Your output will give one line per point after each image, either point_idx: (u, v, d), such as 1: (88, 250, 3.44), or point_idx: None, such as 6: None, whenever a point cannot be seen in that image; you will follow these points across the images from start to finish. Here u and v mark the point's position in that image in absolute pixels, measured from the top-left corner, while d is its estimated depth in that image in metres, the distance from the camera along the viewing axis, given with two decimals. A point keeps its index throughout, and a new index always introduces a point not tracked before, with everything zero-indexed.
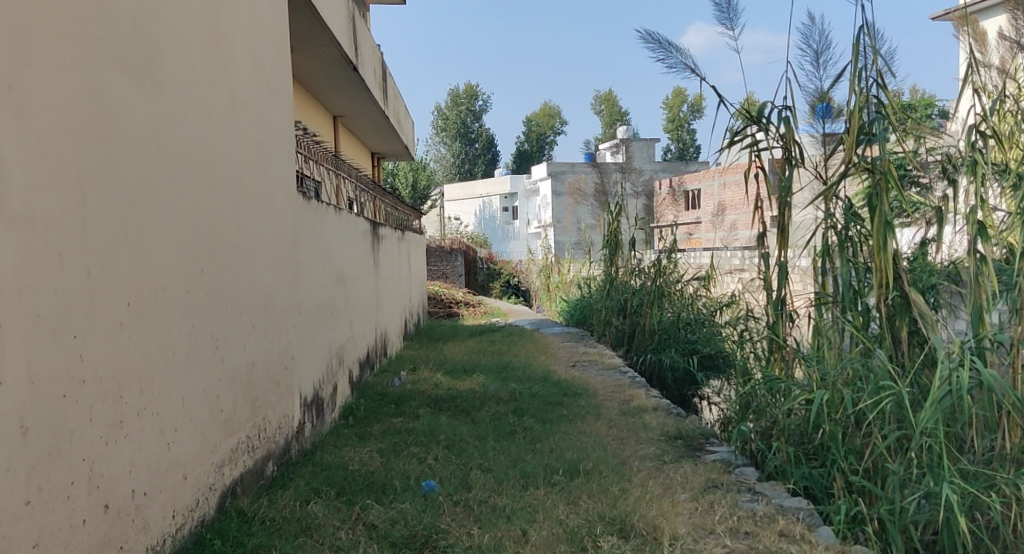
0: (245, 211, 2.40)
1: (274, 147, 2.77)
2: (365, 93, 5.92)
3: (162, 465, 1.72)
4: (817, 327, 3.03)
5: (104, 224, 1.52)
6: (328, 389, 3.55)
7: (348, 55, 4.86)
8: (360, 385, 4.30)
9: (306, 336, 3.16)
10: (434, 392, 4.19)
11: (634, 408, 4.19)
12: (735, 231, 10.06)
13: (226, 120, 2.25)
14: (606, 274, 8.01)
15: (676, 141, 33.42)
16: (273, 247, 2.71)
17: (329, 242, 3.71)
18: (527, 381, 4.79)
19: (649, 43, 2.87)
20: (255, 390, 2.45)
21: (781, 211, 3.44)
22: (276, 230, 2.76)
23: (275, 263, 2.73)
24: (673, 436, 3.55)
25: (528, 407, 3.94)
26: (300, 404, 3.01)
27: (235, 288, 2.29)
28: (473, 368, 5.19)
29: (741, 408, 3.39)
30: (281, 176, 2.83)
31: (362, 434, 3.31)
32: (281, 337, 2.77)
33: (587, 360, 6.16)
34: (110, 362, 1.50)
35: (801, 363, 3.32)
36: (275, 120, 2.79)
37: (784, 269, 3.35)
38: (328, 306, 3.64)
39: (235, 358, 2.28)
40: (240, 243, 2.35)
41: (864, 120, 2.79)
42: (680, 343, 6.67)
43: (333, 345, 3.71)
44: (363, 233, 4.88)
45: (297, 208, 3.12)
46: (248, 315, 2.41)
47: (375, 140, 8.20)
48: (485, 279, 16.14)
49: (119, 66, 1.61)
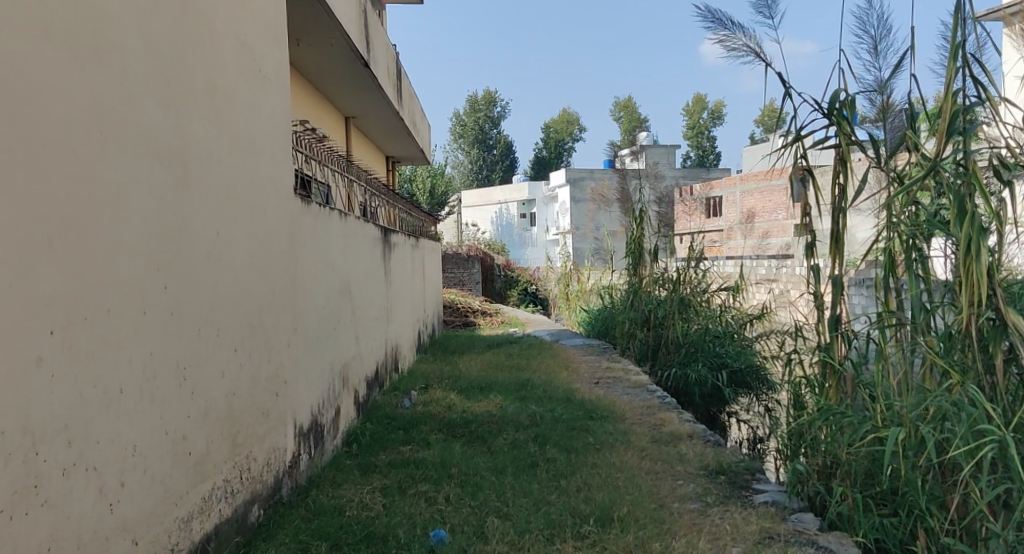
0: (225, 215, 2.06)
1: (266, 142, 2.43)
2: (378, 91, 5.58)
3: (102, 533, 1.38)
4: (880, 351, 2.64)
5: (15, 234, 1.18)
6: (329, 413, 3.19)
7: (358, 49, 4.52)
8: (366, 406, 3.95)
9: (302, 356, 2.81)
10: (446, 415, 3.82)
11: (667, 435, 3.81)
12: (766, 239, 9.53)
13: (203, 107, 1.91)
14: (629, 284, 7.50)
15: (698, 149, 32.80)
16: (262, 256, 2.36)
17: (332, 251, 3.36)
18: (548, 402, 4.40)
19: (705, 18, 2.49)
20: (236, 424, 2.10)
21: (836, 219, 3.04)
22: (267, 237, 2.41)
23: (265, 275, 2.38)
24: (714, 471, 3.16)
25: (550, 434, 3.56)
26: (294, 433, 2.66)
27: (210, 305, 1.94)
28: (489, 386, 4.82)
29: (792, 442, 2.98)
30: (273, 175, 2.48)
31: (366, 466, 2.96)
32: (270, 360, 2.41)
33: (611, 378, 5.73)
34: (15, 408, 1.17)
35: (860, 391, 2.92)
36: (268, 111, 2.45)
37: (838, 284, 2.95)
38: (330, 322, 3.29)
39: (211, 389, 1.93)
40: (219, 252, 2.01)
41: (959, 106, 2.39)
42: (707, 357, 6.31)
43: (335, 364, 3.36)
44: (372, 240, 4.53)
45: (294, 212, 2.77)
46: (228, 336, 2.06)
47: (390, 143, 7.88)
48: (503, 286, 15.75)
49: (47, 35, 1.28)
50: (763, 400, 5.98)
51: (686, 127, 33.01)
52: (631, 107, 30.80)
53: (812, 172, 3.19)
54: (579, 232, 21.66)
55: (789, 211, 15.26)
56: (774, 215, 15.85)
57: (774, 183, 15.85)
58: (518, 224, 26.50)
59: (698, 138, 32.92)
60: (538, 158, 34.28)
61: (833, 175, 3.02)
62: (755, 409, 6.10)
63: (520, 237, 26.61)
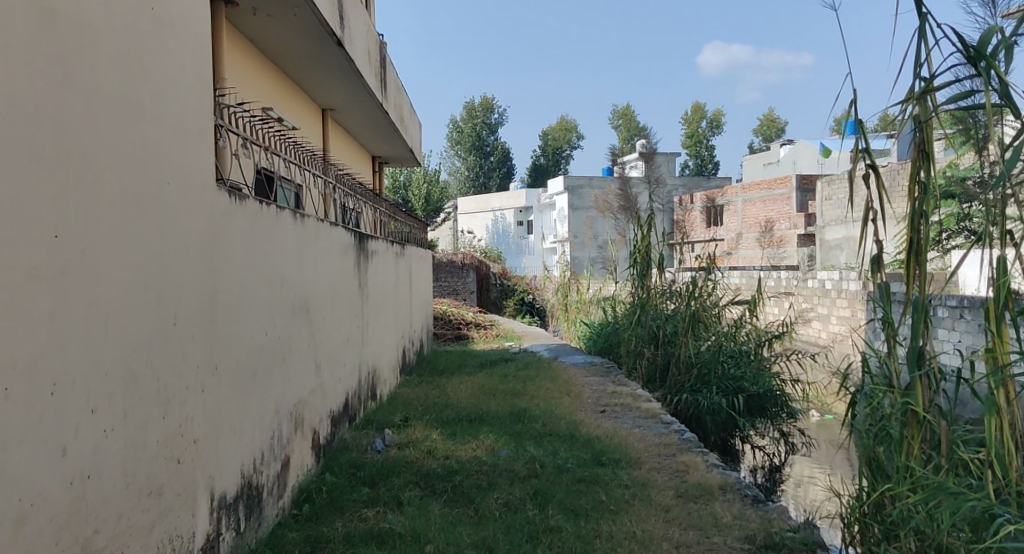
0: (79, 214, 1.37)
1: (164, 108, 1.74)
2: (357, 77, 4.87)
3: None
4: (993, 403, 1.96)
5: None
6: (271, 469, 2.50)
7: (330, 21, 3.82)
8: (329, 449, 3.26)
9: (226, 402, 2.10)
10: (426, 462, 3.13)
11: (694, 487, 3.14)
12: (771, 226, 9.21)
13: (25, 42, 1.23)
14: (635, 296, 6.68)
15: (698, 157, 32.31)
16: (155, 272, 1.67)
17: (281, 261, 2.68)
18: (548, 441, 3.72)
19: None
20: (94, 521, 1.40)
21: (914, 226, 2.39)
22: (166, 243, 1.73)
23: (160, 295, 1.69)
24: (762, 546, 2.48)
25: (552, 488, 2.88)
26: (210, 509, 1.95)
27: (38, 346, 1.25)
28: (480, 418, 4.13)
29: (872, 513, 2.40)
30: (176, 161, 1.79)
31: (315, 546, 2.28)
32: (166, 417, 1.72)
33: (619, 405, 5.03)
34: None
35: (960, 448, 2.24)
36: (170, 70, 1.76)
37: (920, 308, 2.28)
38: (276, 352, 2.62)
39: (40, 481, 1.24)
40: (61, 268, 1.32)
41: None
42: (721, 379, 5.75)
43: (284, 403, 2.68)
44: (343, 249, 3.85)
45: (220, 210, 2.09)
46: (78, 392, 1.36)
47: (374, 139, 7.16)
48: (499, 295, 15.06)
49: None
50: (778, 425, 5.74)
51: (686, 136, 32.57)
52: (630, 116, 30.34)
53: (879, 167, 2.52)
54: (577, 240, 21.06)
55: (792, 220, 14.73)
56: (777, 224, 15.28)
57: (777, 191, 15.36)
58: (515, 231, 25.85)
59: (696, 146, 32.44)
60: (536, 165, 33.72)
61: (912, 168, 2.35)
62: (770, 434, 5.85)
63: (517, 245, 25.96)
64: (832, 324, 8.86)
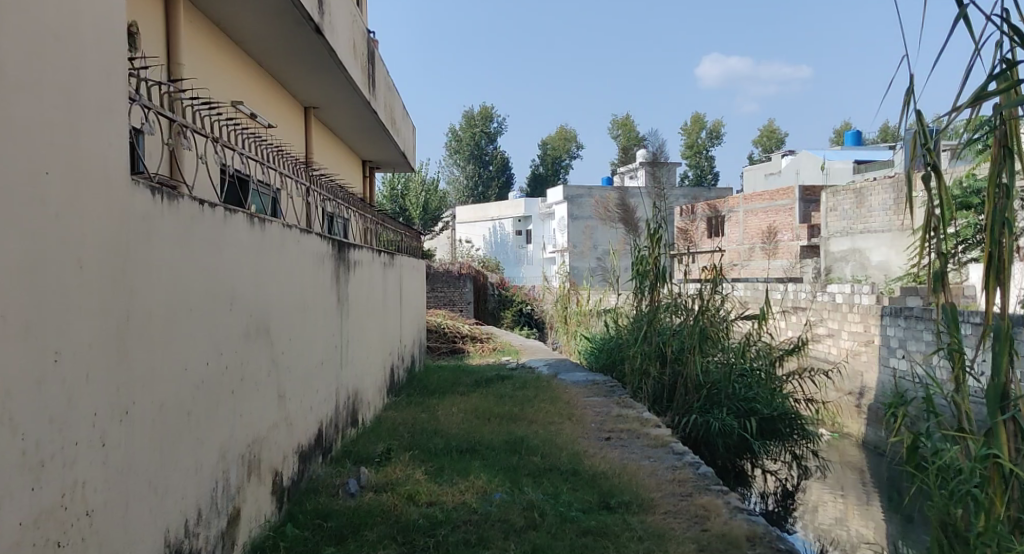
0: None
1: (41, 71, 1.29)
2: (340, 71, 4.44)
3: None
4: None
5: None
6: (212, 528, 2.04)
7: (305, 3, 3.39)
8: (293, 491, 2.81)
9: (143, 454, 1.66)
10: (405, 510, 2.68)
11: (720, 539, 2.68)
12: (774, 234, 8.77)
13: None
14: (639, 312, 6.21)
15: (698, 168, 31.94)
16: (22, 296, 1.23)
17: (231, 274, 2.24)
18: (547, 480, 3.26)
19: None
20: None
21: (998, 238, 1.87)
22: (42, 252, 1.28)
23: (31, 323, 1.26)
24: None
25: (553, 546, 2.43)
26: None
27: None
28: (469, 451, 3.67)
29: None
30: (64, 144, 1.36)
31: None
32: (39, 488, 1.28)
33: (625, 432, 4.58)
34: None
35: None
36: (53, 26, 1.33)
37: (1004, 337, 1.80)
38: (222, 384, 2.16)
39: None
40: None
41: None
42: (732, 400, 5.32)
43: (232, 447, 2.22)
44: (318, 259, 3.42)
45: (141, 213, 1.66)
46: None
47: (366, 142, 6.75)
48: (496, 306, 14.65)
49: None
50: (793, 447, 5.35)
51: (686, 146, 32.27)
52: (630, 125, 29.98)
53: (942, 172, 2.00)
54: (576, 250, 20.65)
55: (796, 231, 14.29)
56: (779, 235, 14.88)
57: (780, 203, 14.96)
58: (514, 241, 25.46)
59: (696, 157, 32.13)
60: (535, 174, 33.39)
61: (989, 168, 1.87)
62: (782, 458, 5.43)
63: (516, 254, 25.62)
64: (844, 340, 8.42)
